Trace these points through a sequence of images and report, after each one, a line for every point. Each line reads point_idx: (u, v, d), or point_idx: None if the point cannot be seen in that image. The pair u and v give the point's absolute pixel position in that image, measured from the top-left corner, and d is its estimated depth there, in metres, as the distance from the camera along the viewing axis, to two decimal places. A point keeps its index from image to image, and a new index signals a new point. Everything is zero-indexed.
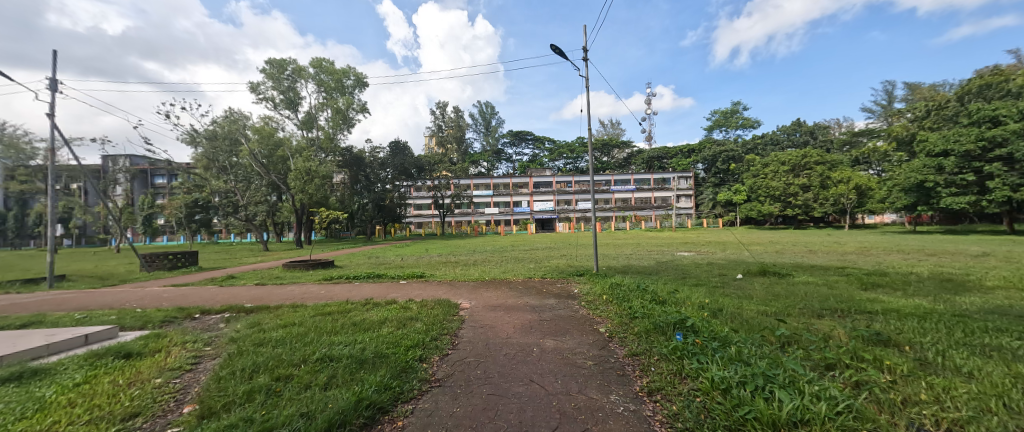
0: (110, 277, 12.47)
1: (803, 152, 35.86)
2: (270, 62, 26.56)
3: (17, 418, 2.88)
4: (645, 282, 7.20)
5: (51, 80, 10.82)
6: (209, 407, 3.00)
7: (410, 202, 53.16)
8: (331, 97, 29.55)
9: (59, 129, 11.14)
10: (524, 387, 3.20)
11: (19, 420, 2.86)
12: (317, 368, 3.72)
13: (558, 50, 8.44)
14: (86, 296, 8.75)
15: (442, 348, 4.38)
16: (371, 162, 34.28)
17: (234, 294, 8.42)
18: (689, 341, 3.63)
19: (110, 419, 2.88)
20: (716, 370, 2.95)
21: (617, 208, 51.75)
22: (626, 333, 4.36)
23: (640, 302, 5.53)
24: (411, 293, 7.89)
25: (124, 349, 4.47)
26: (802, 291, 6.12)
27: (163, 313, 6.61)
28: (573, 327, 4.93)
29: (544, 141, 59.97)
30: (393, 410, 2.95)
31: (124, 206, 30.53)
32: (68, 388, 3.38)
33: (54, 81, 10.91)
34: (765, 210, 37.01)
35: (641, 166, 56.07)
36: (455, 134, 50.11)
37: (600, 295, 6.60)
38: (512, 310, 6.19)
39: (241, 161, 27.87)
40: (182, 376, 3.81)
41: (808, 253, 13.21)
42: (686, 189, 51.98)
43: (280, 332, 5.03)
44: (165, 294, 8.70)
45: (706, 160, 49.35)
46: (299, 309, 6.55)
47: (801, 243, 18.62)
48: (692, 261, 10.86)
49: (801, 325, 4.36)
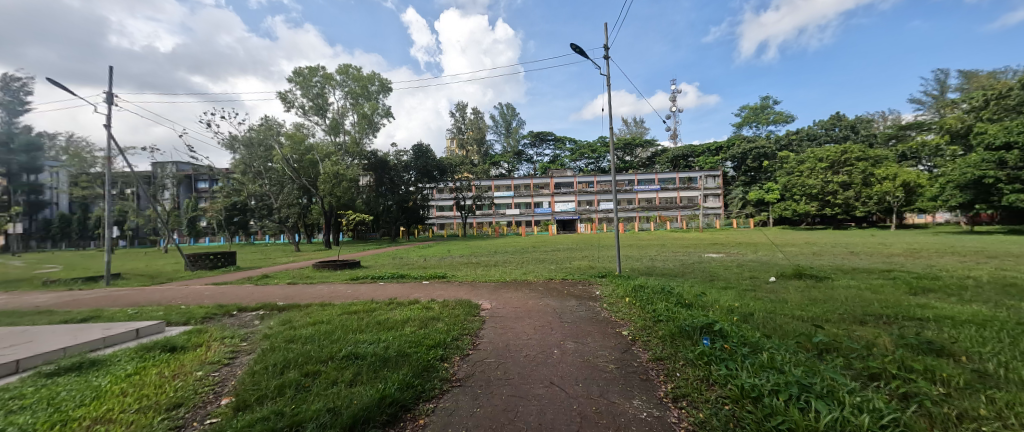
0: (159, 276, 13.24)
1: (843, 147, 33.86)
2: (299, 70, 27.50)
3: (76, 405, 3.04)
4: (671, 284, 6.99)
5: (109, 94, 11.64)
6: (244, 400, 3.08)
7: (433, 203, 54.20)
8: (356, 102, 30.39)
9: (114, 138, 11.89)
10: (544, 389, 3.14)
11: (79, 407, 3.02)
12: (343, 365, 3.77)
13: (579, 50, 8.44)
14: (138, 293, 9.33)
15: (462, 348, 4.37)
16: (395, 165, 35.03)
17: (268, 293, 8.78)
18: (718, 346, 3.43)
19: (157, 409, 3.01)
20: (746, 377, 2.78)
21: (641, 208, 50.95)
22: (650, 336, 4.22)
23: (665, 304, 5.35)
24: (433, 294, 7.98)
25: (167, 343, 4.68)
26: (841, 295, 5.76)
27: (205, 309, 6.94)
28: (596, 330, 4.81)
29: (565, 142, 59.52)
30: (415, 409, 2.95)
31: (170, 209, 32.55)
32: (121, 378, 3.57)
33: (111, 94, 11.70)
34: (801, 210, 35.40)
35: (666, 165, 54.84)
36: (476, 135, 50.44)
37: (624, 297, 6.43)
38: (534, 311, 6.14)
39: (275, 166, 29.18)
40: (221, 370, 3.96)
41: (849, 255, 12.48)
42: (714, 188, 50.55)
43: (310, 329, 5.18)
44: (207, 292, 9.14)
45: (735, 158, 47.76)
46: (327, 308, 6.71)
47: (840, 244, 17.66)
48: (722, 263, 10.48)
49: (841, 332, 4.08)
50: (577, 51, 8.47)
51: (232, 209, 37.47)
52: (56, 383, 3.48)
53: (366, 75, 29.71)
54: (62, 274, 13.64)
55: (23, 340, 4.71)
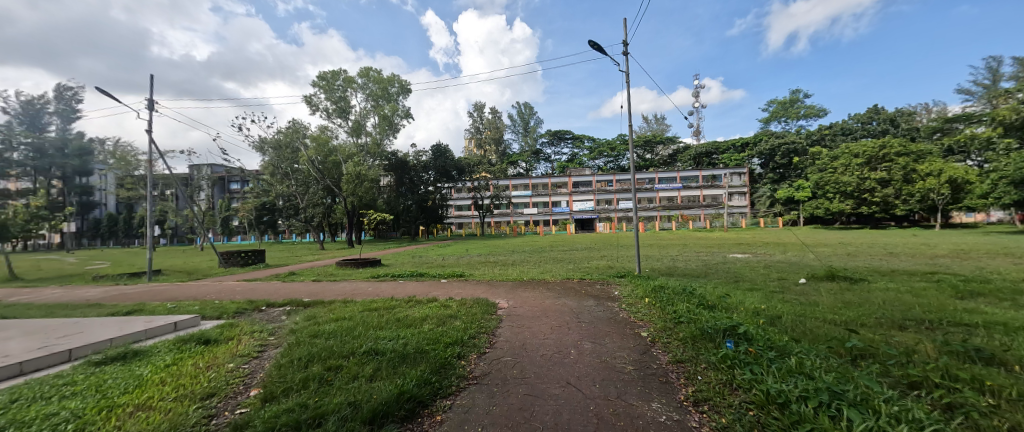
0: (196, 272, 13.86)
1: (882, 141, 31.86)
2: (322, 74, 28.16)
3: (121, 392, 3.19)
4: (693, 285, 6.77)
5: (151, 100, 12.22)
6: (271, 392, 3.15)
7: (451, 203, 54.71)
8: (377, 104, 30.89)
9: (155, 143, 12.48)
10: (560, 390, 3.07)
11: (123, 393, 3.16)
12: (364, 361, 3.81)
13: (598, 47, 8.34)
14: (177, 289, 9.78)
15: (479, 346, 4.35)
16: (414, 165, 35.48)
17: (294, 289, 9.02)
18: (742, 349, 3.27)
19: (192, 398, 3.12)
20: (772, 382, 2.64)
21: (662, 207, 50.03)
22: (670, 338, 4.08)
23: (687, 306, 5.17)
24: (451, 292, 8.02)
25: (201, 336, 4.86)
26: (879, 299, 5.43)
27: (237, 304, 7.18)
28: (614, 331, 4.70)
29: (584, 140, 58.94)
30: (432, 405, 2.95)
31: (204, 209, 34.04)
32: (160, 368, 3.72)
33: (152, 101, 12.29)
34: (834, 208, 33.85)
35: (688, 163, 53.55)
36: (494, 135, 50.51)
37: (643, 298, 6.28)
38: (551, 311, 6.06)
39: (301, 167, 30.03)
40: (250, 363, 4.07)
41: (887, 256, 11.79)
42: (739, 187, 49.02)
43: (333, 325, 5.27)
44: (238, 288, 9.48)
45: (763, 155, 46.17)
46: (350, 304, 6.84)
47: (878, 244, 16.72)
48: (748, 264, 10.10)
49: (878, 337, 3.85)
50: (595, 47, 8.32)
51: (261, 208, 38.96)
52: (104, 371, 3.67)
53: (386, 77, 30.12)
54: (109, 271, 14.49)
55: (74, 330, 5.00)
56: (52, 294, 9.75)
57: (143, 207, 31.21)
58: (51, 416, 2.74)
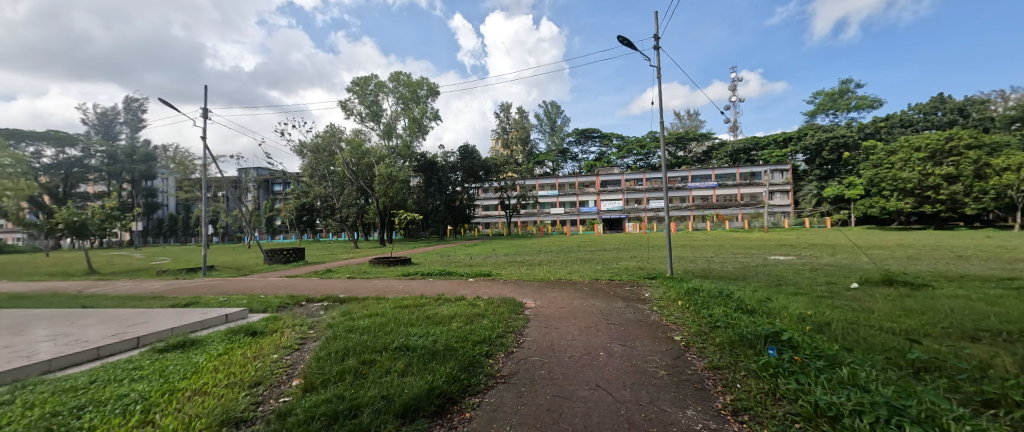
0: (243, 269, 14.75)
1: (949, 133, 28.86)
2: (356, 79, 29.12)
3: (181, 377, 3.40)
4: (730, 288, 6.45)
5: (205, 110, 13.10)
6: (311, 383, 3.26)
7: (478, 203, 55.27)
8: (407, 107, 31.57)
9: (209, 149, 13.37)
10: (589, 392, 2.99)
11: (182, 378, 3.37)
12: (395, 356, 3.87)
13: (628, 43, 8.15)
14: (227, 283, 10.44)
15: (507, 346, 4.32)
16: (443, 166, 36.03)
17: (331, 286, 9.38)
18: (787, 357, 3.05)
19: (241, 385, 3.28)
20: (821, 393, 2.44)
21: (696, 206, 48.77)
22: (706, 343, 3.88)
23: (724, 309, 4.91)
24: (479, 291, 8.05)
25: (249, 328, 5.13)
26: (946, 307, 4.93)
27: (280, 299, 7.55)
28: (644, 333, 4.55)
29: (612, 138, 57.87)
30: (461, 402, 2.94)
31: (251, 210, 36.22)
32: (214, 356, 3.96)
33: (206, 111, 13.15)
34: (892, 207, 31.53)
35: (724, 160, 51.37)
36: (521, 135, 50.51)
37: (676, 300, 6.04)
38: (579, 312, 5.93)
39: (336, 169, 31.24)
40: (293, 354, 4.25)
41: (955, 260, 10.72)
42: (781, 185, 46.56)
43: (366, 321, 5.42)
44: (281, 284, 9.98)
45: (808, 150, 43.76)
46: (382, 301, 7.02)
47: (943, 247, 15.27)
48: (792, 267, 9.52)
49: (945, 349, 3.49)
50: (625, 43, 8.12)
51: (301, 209, 40.92)
52: (167, 357, 3.94)
53: (415, 80, 30.71)
54: (170, 266, 15.74)
55: (140, 319, 5.42)
56: (122, 286, 10.69)
57: (198, 207, 33.67)
58: (123, 396, 2.97)
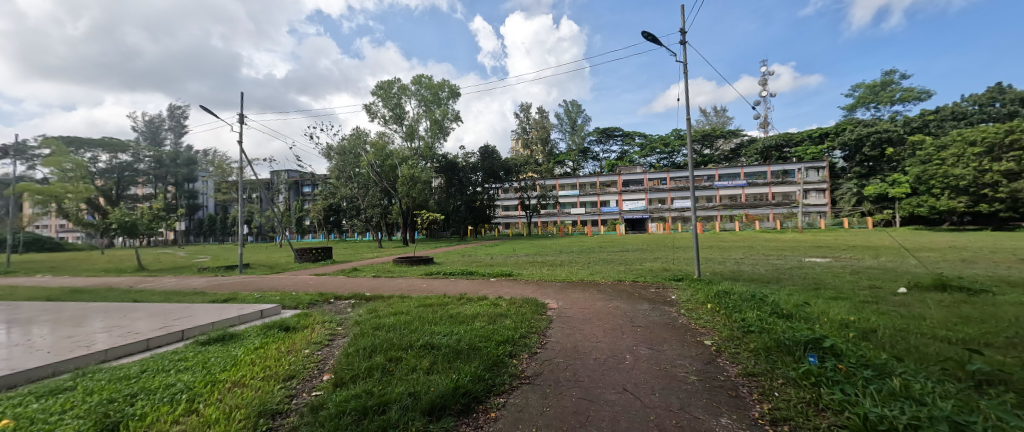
0: (276, 267, 15.39)
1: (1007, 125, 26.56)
2: (380, 83, 29.80)
3: (221, 368, 3.57)
4: (763, 291, 6.17)
5: (241, 116, 13.75)
6: (341, 378, 3.35)
7: (499, 203, 55.49)
8: (429, 109, 32.04)
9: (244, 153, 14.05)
10: (617, 396, 2.93)
11: (223, 370, 3.54)
12: (421, 354, 3.92)
13: (653, 39, 7.98)
14: (261, 280, 10.91)
15: (530, 346, 4.30)
16: (463, 167, 36.35)
17: (357, 284, 9.64)
18: (830, 365, 2.88)
19: (276, 378, 3.41)
20: (871, 405, 2.29)
21: (724, 206, 47.23)
22: (740, 348, 3.72)
23: (758, 313, 4.71)
24: (501, 291, 8.05)
25: (282, 323, 5.32)
26: (1010, 315, 4.53)
27: (310, 296, 7.82)
28: (673, 337, 4.42)
29: (634, 137, 56.83)
30: (487, 401, 2.95)
31: (281, 210, 37.75)
32: (251, 350, 4.14)
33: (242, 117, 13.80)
34: (944, 206, 29.26)
35: (754, 158, 49.46)
36: (541, 135, 50.31)
37: (705, 303, 5.84)
38: (603, 313, 5.84)
39: (361, 171, 32.06)
40: (323, 349, 4.38)
41: (1018, 264, 9.83)
42: (817, 183, 44.47)
43: (392, 319, 5.52)
44: (311, 281, 10.35)
45: (847, 146, 41.62)
46: (406, 300, 7.14)
47: (1002, 250, 14.05)
48: (830, 269, 9.00)
49: (1009, 361, 3.21)
50: (650, 39, 7.93)
51: (329, 209, 42.30)
52: (208, 349, 4.16)
53: (437, 82, 31.12)
54: (210, 263, 16.68)
55: (185, 314, 5.74)
56: (167, 282, 11.38)
57: (234, 208, 35.43)
58: (170, 386, 3.14)
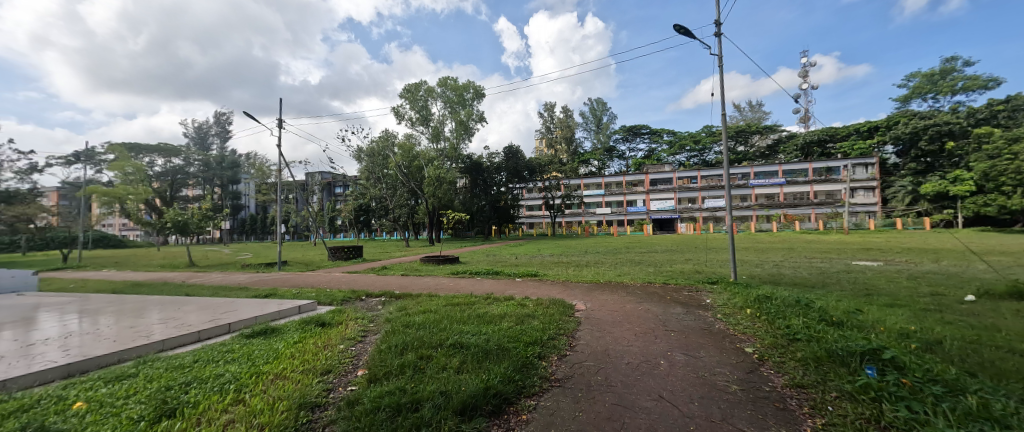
0: (311, 264, 16.08)
1: None
2: (407, 86, 30.48)
3: (265, 361, 3.76)
4: (808, 296, 5.81)
5: (280, 121, 14.44)
6: (375, 374, 3.44)
7: (523, 203, 55.47)
8: (454, 110, 32.44)
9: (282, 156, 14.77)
10: (652, 403, 2.83)
11: (266, 362, 3.72)
12: (451, 353, 3.96)
13: (686, 32, 7.72)
14: (298, 277, 11.45)
15: (559, 348, 4.25)
16: (488, 167, 36.56)
17: (387, 282, 9.90)
18: (892, 379, 2.66)
19: (314, 372, 3.54)
20: (943, 426, 2.09)
21: (759, 205, 45.07)
22: (785, 357, 3.52)
23: (805, 320, 4.44)
24: (527, 291, 8.04)
25: (318, 319, 5.53)
26: None
27: (343, 293, 8.10)
28: (710, 343, 4.25)
29: (663, 134, 55.25)
30: (517, 403, 2.94)
31: (315, 210, 39.39)
32: (291, 344, 4.32)
33: (281, 121, 14.49)
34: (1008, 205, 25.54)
35: (793, 155, 46.89)
36: (566, 134, 49.81)
37: (744, 308, 5.57)
38: (634, 316, 5.70)
39: (389, 172, 32.89)
40: (356, 345, 4.51)
41: None
42: (865, 180, 41.75)
43: (422, 317, 5.63)
44: (344, 279, 10.74)
45: (900, 140, 38.74)
46: (434, 298, 7.26)
47: None
48: (882, 274, 8.34)
49: None
50: (682, 32, 7.69)
51: (359, 210, 43.73)
52: (252, 342, 4.38)
53: (462, 84, 31.42)
54: (251, 260, 17.65)
55: (231, 307, 6.10)
56: (214, 278, 12.16)
57: (272, 208, 37.34)
58: (219, 376, 3.33)
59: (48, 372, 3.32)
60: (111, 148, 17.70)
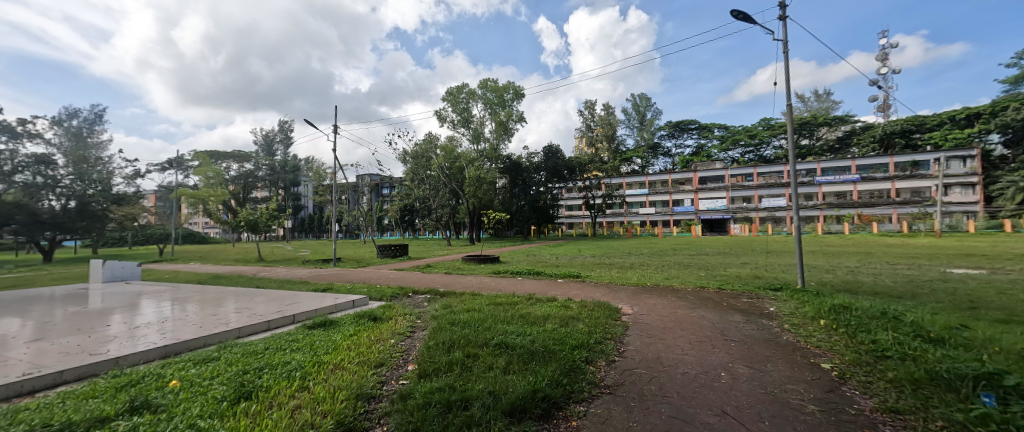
0: (361, 261, 17.01)
1: None
2: (450, 89, 31.21)
3: (326, 351, 3.99)
4: (894, 308, 5.15)
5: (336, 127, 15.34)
6: (425, 369, 3.52)
7: (563, 203, 54.86)
8: (494, 111, 32.73)
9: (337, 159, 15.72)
10: (715, 419, 2.63)
11: (327, 352, 3.95)
12: (496, 352, 3.96)
13: (745, 18, 7.17)
14: (350, 273, 12.13)
15: (607, 353, 4.10)
16: (528, 167, 36.54)
17: (432, 279, 10.19)
18: (1018, 411, 2.27)
19: (368, 365, 3.69)
20: None
21: (827, 204, 41.05)
22: (872, 377, 3.13)
23: (894, 336, 3.93)
24: (570, 293, 7.89)
25: (371, 314, 5.79)
26: None
27: (392, 289, 8.45)
28: (777, 356, 3.90)
29: (713, 129, 52.07)
30: (567, 408, 2.86)
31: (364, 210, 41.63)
32: (347, 336, 4.56)
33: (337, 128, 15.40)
34: None
35: (870, 148, 42.13)
36: (607, 132, 48.48)
37: (815, 319, 5.04)
38: (686, 323, 5.37)
39: (432, 173, 33.88)
40: (405, 340, 4.66)
41: None
42: (963, 175, 36.54)
43: (466, 315, 5.70)
44: (392, 275, 11.21)
45: (1007, 129, 33.44)
46: (478, 297, 7.35)
47: None
48: (985, 285, 7.21)
49: None
50: (741, 18, 7.15)
51: (404, 209, 45.61)
52: (314, 333, 4.67)
53: (502, 85, 31.62)
54: (309, 257, 19.02)
55: (294, 300, 6.57)
56: (278, 272, 13.24)
57: (327, 208, 40.01)
58: (287, 363, 3.58)
59: (149, 353, 3.74)
60: (196, 157, 19.91)
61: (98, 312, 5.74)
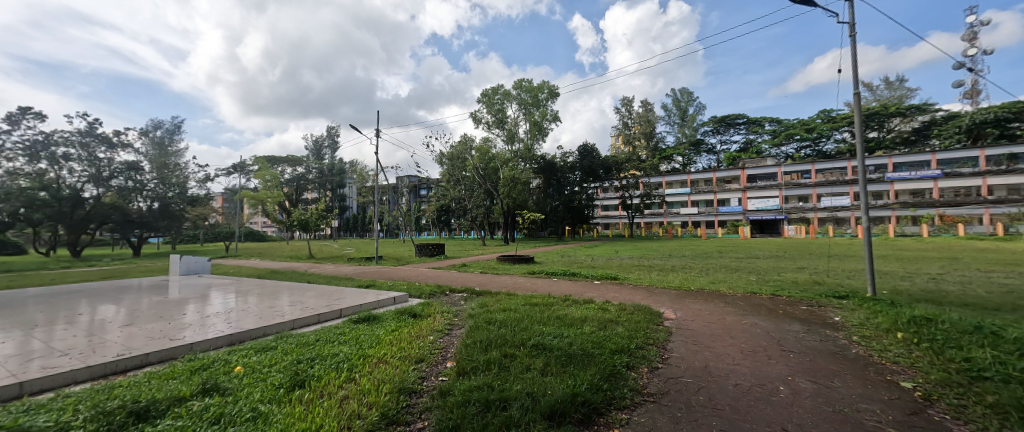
0: (401, 259, 17.58)
1: None
2: (485, 91, 31.51)
3: (370, 345, 4.11)
4: (988, 321, 4.49)
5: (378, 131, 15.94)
6: (463, 367, 3.51)
7: (598, 203, 53.72)
8: (528, 111, 32.63)
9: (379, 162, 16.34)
10: None
11: (371, 346, 4.07)
12: (534, 353, 3.89)
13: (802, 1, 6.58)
14: (390, 271, 12.56)
15: (650, 360, 3.90)
16: (562, 167, 36.12)
17: (467, 279, 10.30)
18: None
19: (409, 360, 3.74)
20: None
21: (899, 203, 37.19)
22: (967, 400, 2.73)
23: (993, 354, 3.41)
24: (608, 295, 7.65)
25: (411, 310, 5.92)
26: None
27: (430, 287, 8.62)
28: (846, 370, 3.52)
29: (763, 124, 48.82)
30: (609, 414, 2.72)
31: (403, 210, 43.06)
32: (389, 331, 4.68)
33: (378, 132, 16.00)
34: None
35: (956, 139, 37.46)
36: (645, 129, 46.87)
37: (890, 332, 4.51)
38: (736, 331, 5.01)
39: (467, 174, 34.39)
40: (444, 338, 4.70)
41: None
42: None
43: (503, 315, 5.67)
44: (429, 274, 11.47)
45: None
46: (513, 297, 7.31)
47: None
48: None
49: None
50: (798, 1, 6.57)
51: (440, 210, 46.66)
52: (359, 327, 4.84)
53: (537, 85, 31.45)
54: (353, 254, 19.94)
55: (340, 295, 6.85)
56: (326, 269, 13.98)
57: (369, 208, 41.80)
58: (335, 355, 3.72)
59: (217, 339, 4.03)
60: (257, 161, 21.57)
61: (175, 302, 6.31)
